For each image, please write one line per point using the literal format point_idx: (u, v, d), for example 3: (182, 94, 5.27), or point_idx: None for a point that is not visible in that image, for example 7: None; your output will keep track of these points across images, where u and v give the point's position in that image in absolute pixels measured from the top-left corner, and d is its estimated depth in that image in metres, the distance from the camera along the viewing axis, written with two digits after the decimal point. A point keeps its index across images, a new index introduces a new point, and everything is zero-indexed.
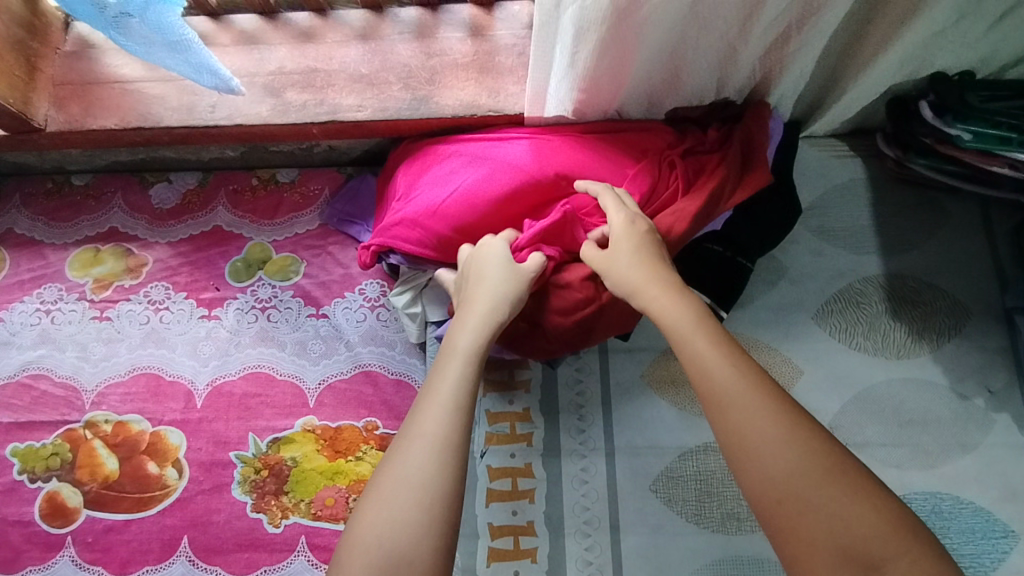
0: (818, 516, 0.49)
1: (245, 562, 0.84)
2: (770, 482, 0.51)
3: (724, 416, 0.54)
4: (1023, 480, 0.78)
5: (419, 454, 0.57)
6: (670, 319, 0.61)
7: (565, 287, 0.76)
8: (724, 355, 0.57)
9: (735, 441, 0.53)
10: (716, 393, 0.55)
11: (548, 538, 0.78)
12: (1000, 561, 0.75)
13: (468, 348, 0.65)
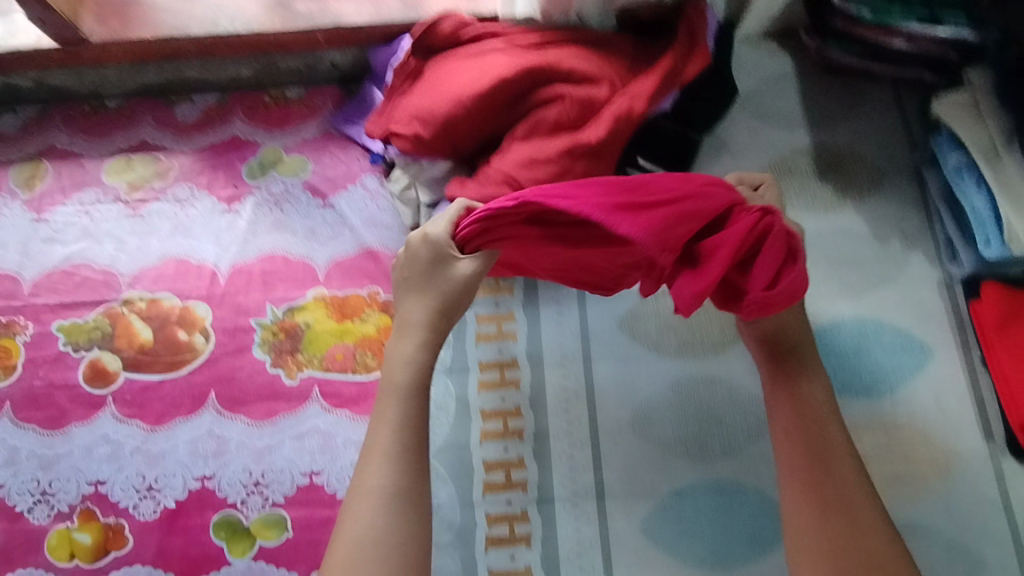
0: (844, 539, 0.72)
1: (266, 409, 0.96)
2: (831, 513, 0.73)
3: (827, 469, 0.75)
4: (936, 305, 0.90)
5: (375, 503, 0.72)
6: (793, 390, 0.79)
7: (544, 161, 0.86)
8: (836, 429, 0.77)
9: (820, 483, 0.74)
10: (820, 453, 0.76)
11: (529, 369, 0.91)
12: (918, 371, 0.88)
13: (401, 384, 0.78)
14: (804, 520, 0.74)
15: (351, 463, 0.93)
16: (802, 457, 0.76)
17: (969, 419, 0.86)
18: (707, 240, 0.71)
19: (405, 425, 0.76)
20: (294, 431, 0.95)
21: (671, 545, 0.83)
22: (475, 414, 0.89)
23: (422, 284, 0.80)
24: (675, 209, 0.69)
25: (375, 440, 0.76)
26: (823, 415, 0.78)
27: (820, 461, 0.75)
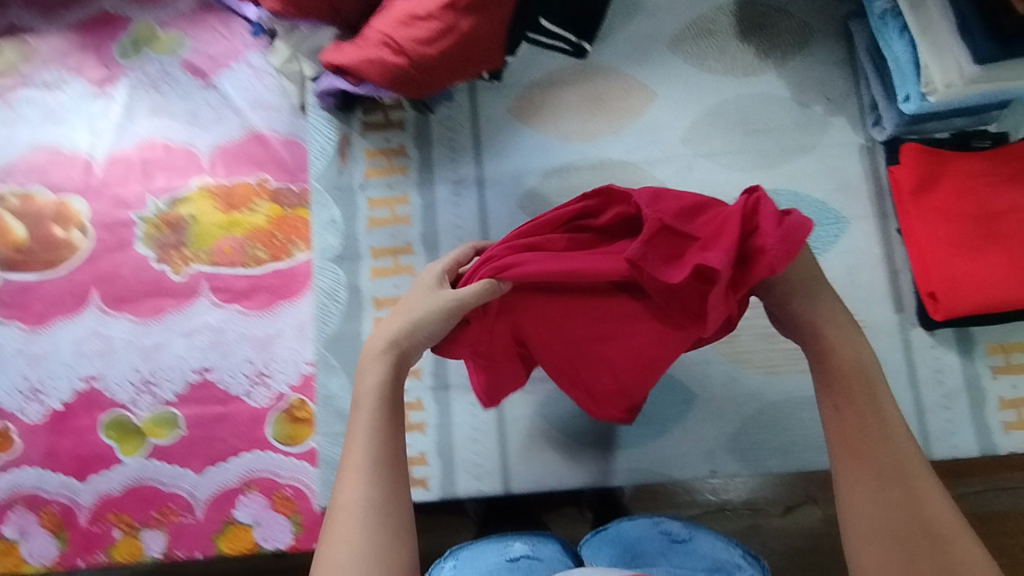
0: (906, 530, 0.56)
1: (152, 306, 0.91)
2: (880, 492, 0.57)
3: (868, 435, 0.59)
4: (856, 174, 0.85)
5: (355, 523, 0.58)
6: (820, 332, 0.62)
7: (424, 19, 0.75)
8: (872, 372, 0.61)
9: (865, 456, 0.58)
10: (858, 414, 0.60)
11: (425, 255, 0.85)
12: (832, 243, 0.84)
13: (373, 393, 0.62)
14: (859, 508, 0.58)
15: (244, 358, 0.89)
16: (840, 420, 0.60)
17: (880, 291, 0.83)
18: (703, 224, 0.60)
19: (377, 435, 0.61)
20: (182, 328, 0.90)
21: (568, 427, 0.82)
22: (367, 302, 0.84)
23: (406, 306, 0.64)
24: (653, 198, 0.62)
25: (347, 463, 0.61)
26: (864, 372, 0.61)
27: (864, 428, 0.59)
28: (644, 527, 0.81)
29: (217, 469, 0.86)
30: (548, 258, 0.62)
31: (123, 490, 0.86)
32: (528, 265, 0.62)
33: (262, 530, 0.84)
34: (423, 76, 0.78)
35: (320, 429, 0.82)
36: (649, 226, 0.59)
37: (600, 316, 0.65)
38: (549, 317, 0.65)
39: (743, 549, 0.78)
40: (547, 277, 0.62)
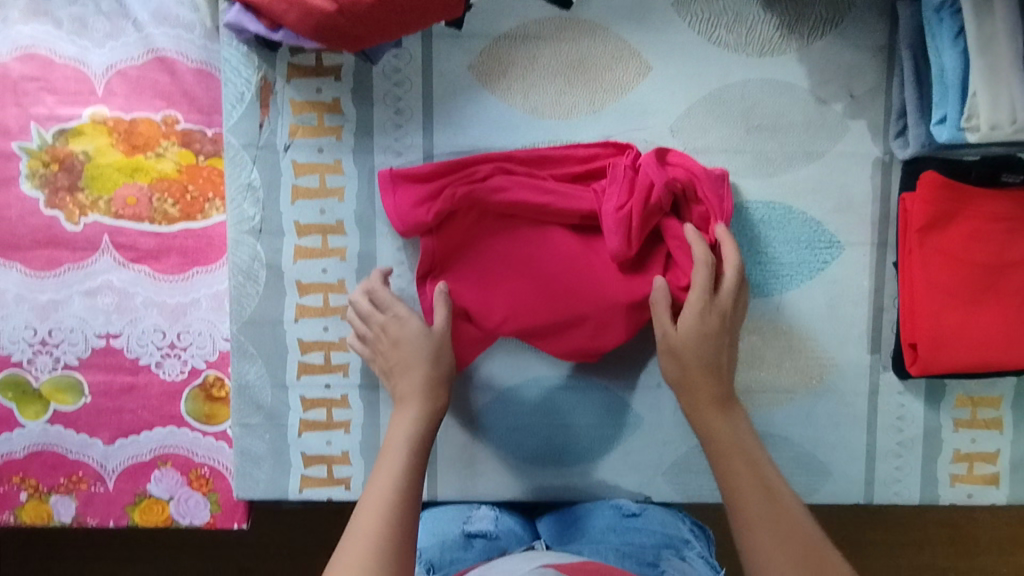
0: (795, 561, 0.56)
1: (46, 259, 0.79)
2: (767, 528, 0.58)
3: (764, 495, 0.60)
4: (863, 192, 0.74)
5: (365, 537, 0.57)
6: (715, 401, 0.66)
7: None
8: (764, 468, 0.62)
9: (770, 538, 0.58)
10: (762, 501, 0.60)
11: (358, 237, 0.74)
12: (818, 271, 0.75)
13: (400, 443, 0.65)
14: (756, 543, 0.58)
15: (154, 326, 0.80)
16: (728, 471, 0.62)
17: (858, 328, 0.76)
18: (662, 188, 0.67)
19: (401, 486, 0.61)
20: (83, 287, 0.79)
21: (504, 440, 0.77)
22: (290, 286, 0.75)
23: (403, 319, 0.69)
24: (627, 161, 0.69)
25: (371, 490, 0.61)
26: (721, 375, 0.66)
27: (758, 493, 0.60)
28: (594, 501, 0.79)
29: (128, 441, 0.81)
30: (531, 182, 0.69)
31: (27, 453, 0.81)
32: (508, 191, 0.69)
33: (178, 505, 0.81)
34: (355, 27, 0.62)
35: (235, 417, 0.76)
36: (619, 173, 0.68)
37: (548, 251, 0.70)
38: (503, 247, 0.71)
39: (691, 519, 0.81)
40: (518, 202, 0.69)
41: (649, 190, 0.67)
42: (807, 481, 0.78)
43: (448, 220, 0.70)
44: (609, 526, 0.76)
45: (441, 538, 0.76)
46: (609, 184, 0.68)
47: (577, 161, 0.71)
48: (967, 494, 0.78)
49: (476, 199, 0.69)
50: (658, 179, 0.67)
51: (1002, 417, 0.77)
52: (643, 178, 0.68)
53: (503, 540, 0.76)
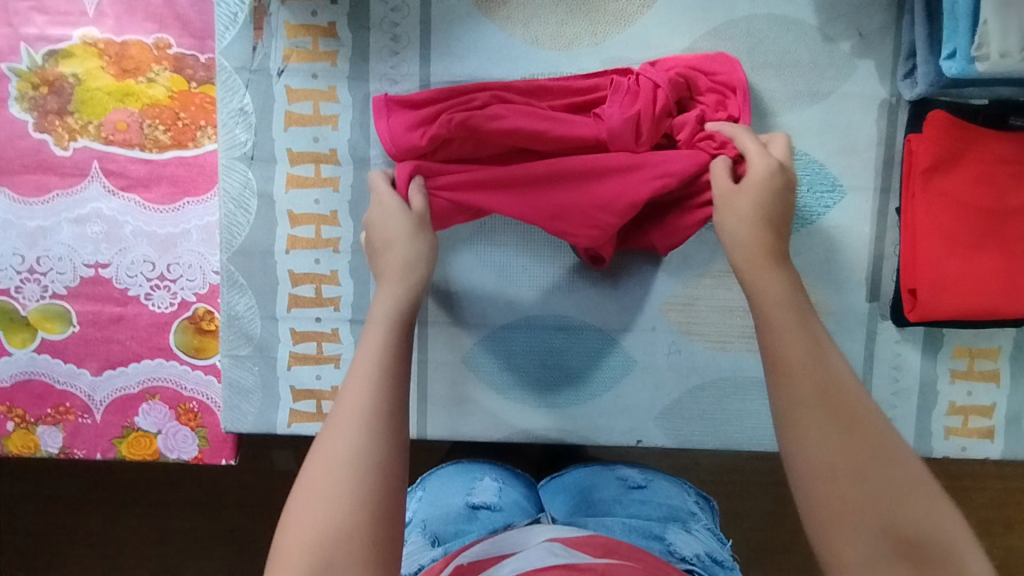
0: (851, 495, 0.43)
1: (35, 184, 0.78)
2: (826, 417, 0.46)
3: (812, 353, 0.49)
4: (868, 135, 0.73)
5: (346, 428, 0.48)
6: (765, 298, 0.53)
7: None
8: (813, 322, 0.51)
9: (828, 435, 0.45)
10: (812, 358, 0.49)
11: (352, 167, 0.73)
12: (820, 215, 0.74)
13: (385, 314, 0.57)
14: (800, 437, 0.46)
15: (143, 257, 0.79)
16: (770, 321, 0.52)
17: (858, 275, 0.75)
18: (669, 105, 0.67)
19: (385, 390, 0.51)
20: (72, 214, 0.78)
21: (498, 380, 0.76)
22: (281, 216, 0.73)
23: (395, 235, 0.63)
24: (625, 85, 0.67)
25: (341, 407, 0.50)
26: (776, 268, 0.55)
27: (812, 402, 0.47)
28: (601, 476, 0.83)
29: (116, 372, 0.80)
30: (528, 111, 0.67)
31: (13, 382, 0.80)
32: (507, 120, 0.66)
33: (166, 439, 0.81)
34: None
35: (224, 349, 0.75)
36: (623, 99, 0.66)
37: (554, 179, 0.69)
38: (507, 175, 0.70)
39: (696, 492, 0.84)
40: (518, 131, 0.66)
41: (659, 106, 0.66)
42: None
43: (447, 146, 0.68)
44: (614, 497, 0.80)
45: (447, 508, 0.79)
46: (617, 111, 0.66)
47: (575, 91, 0.70)
48: (961, 447, 0.77)
49: (478, 126, 0.66)
50: (663, 96, 0.66)
51: (1000, 369, 0.76)
52: (650, 102, 0.66)
53: (506, 509, 0.78)
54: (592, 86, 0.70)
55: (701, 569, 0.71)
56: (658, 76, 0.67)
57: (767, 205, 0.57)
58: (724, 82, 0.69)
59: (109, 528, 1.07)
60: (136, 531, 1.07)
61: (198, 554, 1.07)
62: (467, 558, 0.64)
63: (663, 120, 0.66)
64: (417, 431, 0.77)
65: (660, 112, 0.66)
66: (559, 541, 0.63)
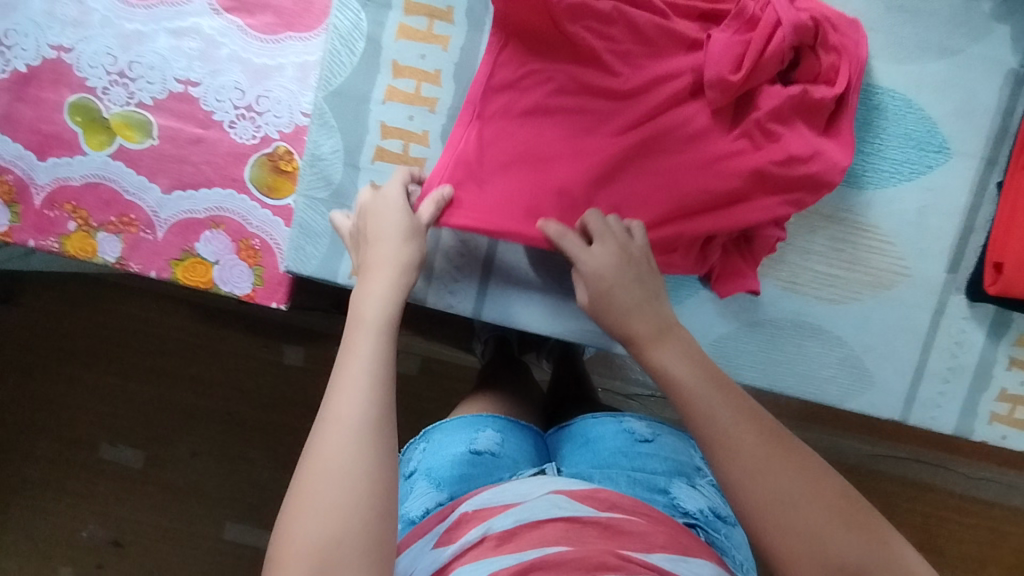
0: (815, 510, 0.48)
1: None
2: (762, 450, 0.50)
3: (730, 400, 0.53)
4: (988, 102, 0.71)
5: (340, 442, 0.49)
6: (677, 377, 0.56)
7: None
8: (719, 372, 0.56)
9: (768, 488, 0.49)
10: (759, 434, 0.51)
11: (465, 30, 0.72)
12: (920, 173, 0.73)
13: (373, 319, 0.58)
14: (752, 473, 0.49)
15: (234, 84, 0.78)
16: (684, 395, 0.55)
17: (942, 243, 0.74)
18: (782, 50, 0.64)
19: (369, 400, 0.52)
20: (171, 26, 0.78)
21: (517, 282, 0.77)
22: (384, 65, 0.72)
23: (383, 234, 0.64)
24: (748, 16, 0.65)
25: (327, 422, 0.51)
26: (676, 336, 0.60)
27: (717, 400, 0.54)
28: (605, 425, 0.78)
29: (185, 195, 0.80)
30: (631, 25, 0.65)
31: (83, 183, 0.80)
32: (605, 25, 0.65)
33: (221, 271, 0.81)
34: None
35: (302, 188, 0.75)
36: (742, 27, 0.65)
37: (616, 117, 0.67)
38: (569, 100, 0.66)
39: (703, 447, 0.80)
40: (608, 45, 0.65)
41: (771, 45, 0.64)
42: (848, 386, 0.76)
43: (524, 46, 0.66)
44: (619, 449, 0.75)
45: (448, 455, 0.74)
46: (728, 36, 0.65)
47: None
48: (1002, 435, 0.77)
49: (577, 20, 0.63)
50: (782, 35, 0.64)
51: None
52: (764, 36, 0.64)
53: (510, 458, 0.75)
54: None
55: (704, 525, 0.68)
56: (787, 13, 0.64)
57: (624, 275, 0.62)
58: (849, 52, 0.68)
59: (131, 385, 1.17)
60: (146, 396, 1.17)
61: (194, 431, 1.16)
62: (473, 506, 0.63)
63: (769, 57, 0.64)
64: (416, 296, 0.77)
65: (772, 50, 0.64)
66: (562, 491, 0.62)
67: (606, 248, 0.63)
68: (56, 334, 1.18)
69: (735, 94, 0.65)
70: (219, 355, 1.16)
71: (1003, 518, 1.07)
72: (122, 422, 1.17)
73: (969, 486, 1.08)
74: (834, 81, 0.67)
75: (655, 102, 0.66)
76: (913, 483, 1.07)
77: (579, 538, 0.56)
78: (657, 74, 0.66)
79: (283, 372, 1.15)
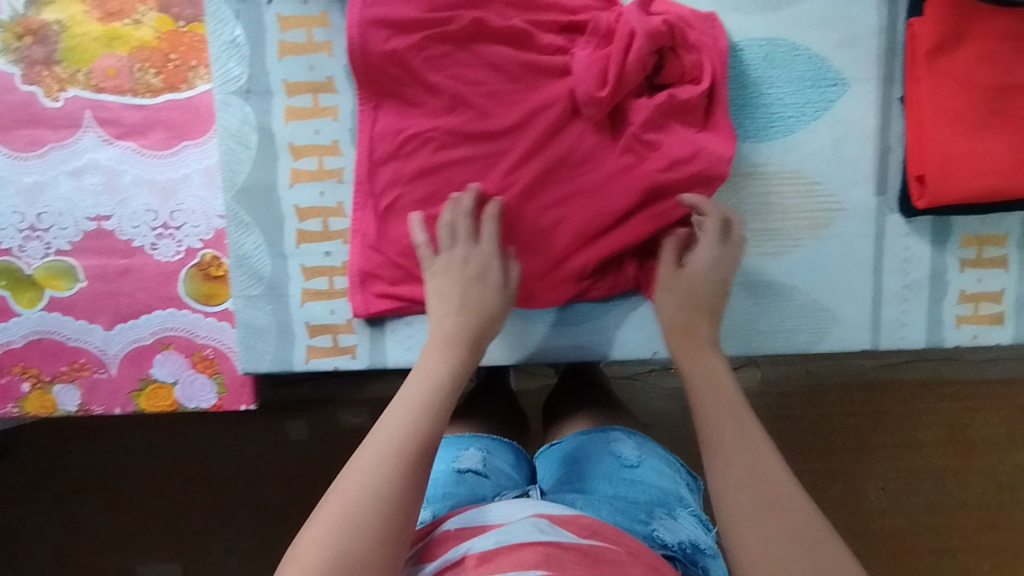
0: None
1: (28, 138, 0.77)
2: (764, 512, 0.49)
3: (750, 453, 0.53)
4: (871, 24, 0.72)
5: (363, 492, 0.50)
6: (705, 416, 0.58)
7: None
8: (744, 415, 0.57)
9: (740, 516, 0.50)
10: (746, 472, 0.52)
11: (350, 95, 0.72)
12: (825, 109, 0.73)
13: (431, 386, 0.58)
14: (748, 534, 0.49)
15: (145, 206, 0.77)
16: (717, 435, 0.56)
17: (865, 169, 0.74)
18: (642, 59, 0.66)
19: (410, 464, 0.53)
20: (69, 167, 0.77)
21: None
22: (281, 149, 0.72)
23: (442, 292, 0.66)
24: (603, 31, 0.68)
25: (350, 469, 0.52)
26: (712, 383, 0.60)
27: (738, 464, 0.53)
28: (592, 446, 0.76)
29: (128, 325, 0.80)
30: (494, 66, 0.70)
31: (25, 342, 0.79)
32: (464, 69, 0.70)
33: (183, 388, 0.81)
34: None
35: (236, 290, 0.75)
36: (600, 44, 0.69)
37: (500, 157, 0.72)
38: (453, 157, 0.71)
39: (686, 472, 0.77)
40: (474, 93, 0.70)
41: (629, 58, 0.66)
42: (813, 330, 0.77)
43: (402, 116, 0.72)
44: (604, 473, 0.73)
45: (436, 472, 0.74)
46: (589, 52, 0.68)
47: (559, 12, 0.71)
48: (973, 334, 0.78)
49: (439, 67, 0.70)
50: (638, 44, 0.66)
51: (1008, 255, 0.77)
52: (620, 50, 0.66)
53: (493, 476, 0.75)
54: (578, 9, 0.71)
55: (682, 557, 0.66)
56: (639, 22, 0.66)
57: (710, 290, 0.67)
58: (708, 47, 0.70)
59: (152, 500, 1.14)
60: (170, 506, 1.14)
61: (229, 526, 1.13)
62: (456, 524, 0.62)
63: (630, 70, 0.66)
64: (369, 360, 0.76)
65: (631, 62, 0.66)
66: (543, 515, 0.59)
67: (699, 253, 0.68)
68: (59, 475, 1.15)
69: (609, 106, 0.68)
70: (230, 448, 1.14)
71: (1022, 392, 1.07)
72: (147, 544, 1.13)
73: (977, 371, 1.07)
74: (700, 77, 0.70)
75: (536, 133, 0.71)
76: (926, 382, 1.06)
77: (559, 563, 0.52)
78: (531, 107, 0.70)
79: (293, 449, 1.13)
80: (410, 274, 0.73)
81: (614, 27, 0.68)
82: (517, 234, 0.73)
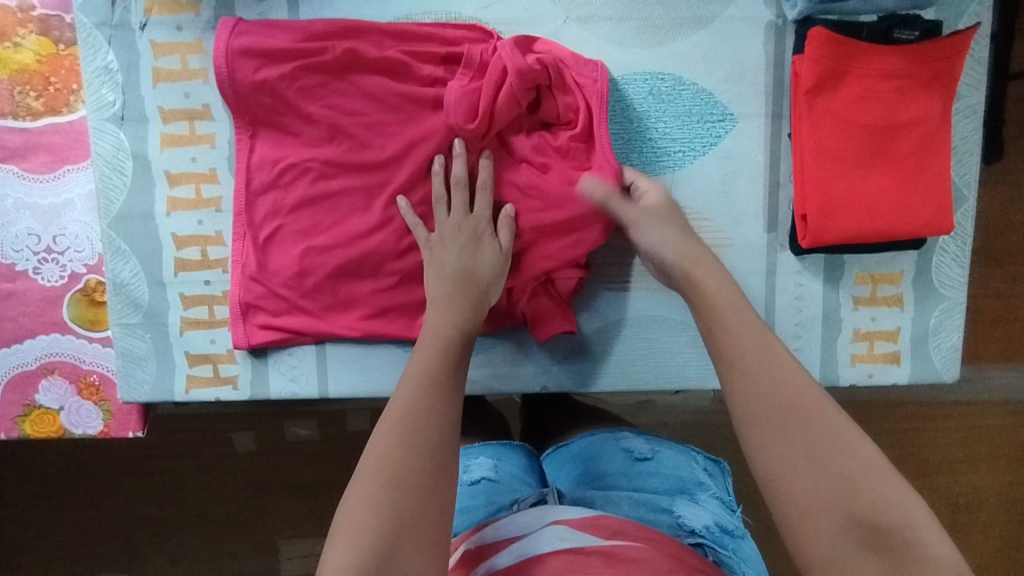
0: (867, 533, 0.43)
1: None
2: (811, 465, 0.45)
3: (788, 394, 0.48)
4: (756, 59, 0.71)
5: (384, 472, 0.48)
6: (732, 353, 0.52)
7: None
8: (765, 335, 0.52)
9: (788, 466, 0.46)
10: (787, 413, 0.47)
11: (227, 123, 0.71)
12: (712, 145, 0.72)
13: (432, 363, 0.57)
14: (799, 490, 0.45)
15: (27, 230, 0.76)
16: (742, 384, 0.50)
17: (754, 205, 0.73)
18: (513, 97, 0.66)
19: (426, 434, 0.51)
20: None
21: (345, 359, 0.75)
22: (158, 177, 0.71)
23: (452, 262, 0.66)
24: (479, 66, 0.67)
25: (372, 457, 0.50)
26: (738, 309, 0.55)
27: (776, 416, 0.48)
28: (603, 445, 0.76)
29: (11, 351, 0.78)
30: (370, 96, 0.69)
31: None
32: (339, 99, 0.69)
33: (69, 415, 0.79)
34: None
35: (114, 318, 0.74)
36: (476, 78, 0.67)
37: (378, 189, 0.70)
38: (331, 189, 0.70)
39: (703, 457, 0.77)
40: (349, 125, 0.69)
41: (500, 95, 0.66)
42: (704, 365, 0.76)
43: (279, 146, 0.70)
44: (620, 469, 0.73)
45: None
46: (462, 87, 0.67)
47: (438, 42, 0.69)
48: (868, 373, 0.76)
49: (315, 98, 0.68)
50: (512, 82, 0.65)
51: (903, 293, 0.75)
52: (491, 88, 0.66)
53: (507, 482, 0.73)
54: (458, 39, 0.69)
55: (713, 542, 0.65)
56: (512, 60, 0.65)
57: (682, 232, 0.64)
58: (588, 87, 0.68)
59: (85, 517, 1.07)
60: (109, 522, 1.07)
61: (172, 541, 1.07)
62: (477, 543, 0.61)
63: (501, 106, 0.66)
64: (250, 392, 0.75)
65: (502, 99, 0.66)
66: (562, 520, 0.58)
67: (649, 206, 0.66)
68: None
69: (488, 135, 0.68)
70: (169, 462, 1.06)
71: (971, 420, 1.02)
72: (87, 559, 1.08)
73: (929, 397, 1.02)
74: (578, 116, 0.69)
75: (414, 165, 0.69)
76: (877, 408, 1.02)
77: (584, 569, 0.51)
78: (409, 140, 0.69)
79: (241, 463, 1.06)
80: (293, 305, 0.72)
81: (492, 62, 0.66)
82: (401, 266, 0.71)
